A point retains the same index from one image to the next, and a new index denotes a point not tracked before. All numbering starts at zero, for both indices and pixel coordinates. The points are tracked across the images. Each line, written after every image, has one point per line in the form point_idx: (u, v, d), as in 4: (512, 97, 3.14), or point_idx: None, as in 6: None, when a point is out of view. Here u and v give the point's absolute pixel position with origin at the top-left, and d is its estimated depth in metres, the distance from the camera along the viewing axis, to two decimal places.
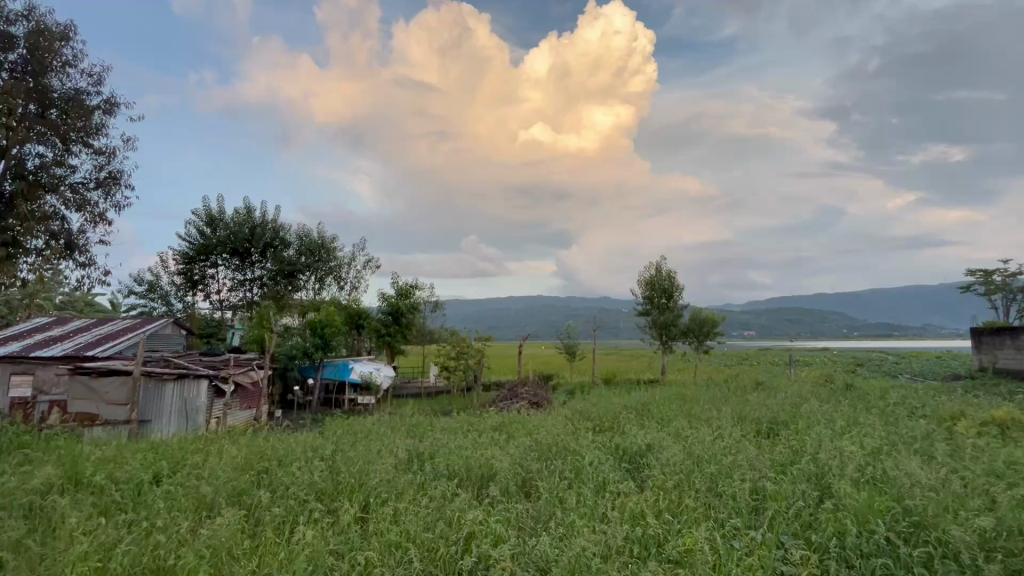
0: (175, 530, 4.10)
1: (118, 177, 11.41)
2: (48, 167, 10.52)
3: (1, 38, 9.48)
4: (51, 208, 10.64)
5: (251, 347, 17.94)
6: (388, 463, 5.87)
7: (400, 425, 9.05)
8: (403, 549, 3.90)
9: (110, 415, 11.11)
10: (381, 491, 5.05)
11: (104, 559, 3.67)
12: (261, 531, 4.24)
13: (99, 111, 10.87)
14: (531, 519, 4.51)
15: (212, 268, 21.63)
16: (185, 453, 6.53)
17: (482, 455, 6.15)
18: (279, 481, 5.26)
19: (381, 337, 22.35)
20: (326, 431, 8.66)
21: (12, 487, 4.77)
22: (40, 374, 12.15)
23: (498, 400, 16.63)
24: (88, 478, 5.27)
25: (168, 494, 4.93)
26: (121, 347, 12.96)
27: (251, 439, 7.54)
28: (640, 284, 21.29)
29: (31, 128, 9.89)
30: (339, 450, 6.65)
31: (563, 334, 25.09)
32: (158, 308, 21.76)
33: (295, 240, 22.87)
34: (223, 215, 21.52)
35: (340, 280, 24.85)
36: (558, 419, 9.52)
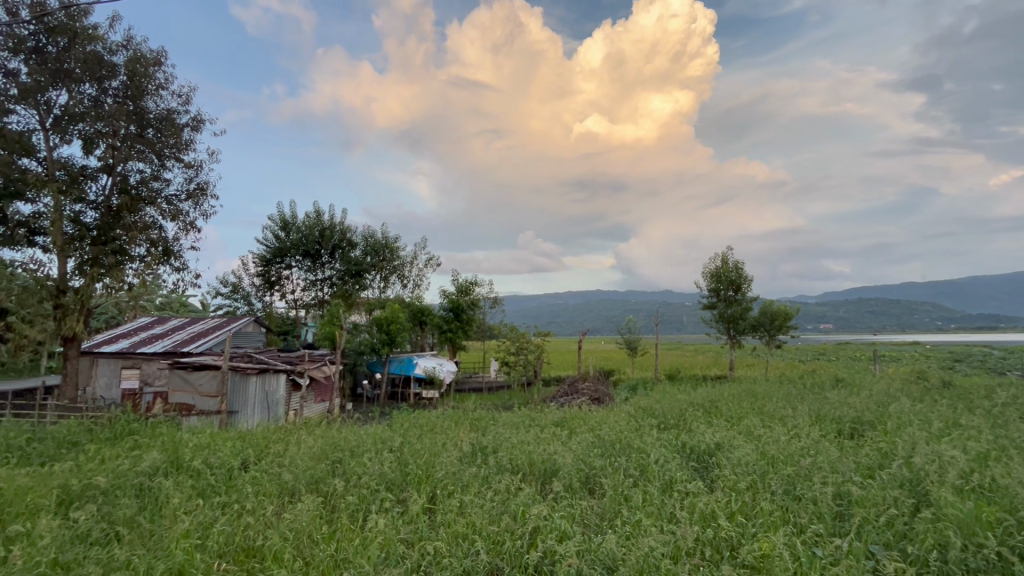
0: (262, 514, 4.42)
1: (205, 187, 12.41)
2: (147, 181, 11.59)
3: (106, 67, 10.56)
4: (150, 219, 11.74)
5: (323, 344, 18.99)
6: (453, 456, 6.03)
7: (463, 419, 9.23)
8: (470, 541, 3.97)
9: (203, 405, 12.18)
10: (448, 483, 5.18)
11: (202, 536, 4.02)
12: (337, 518, 4.48)
13: (187, 127, 11.85)
14: (596, 516, 4.47)
15: (286, 269, 23.05)
16: (268, 442, 7.02)
17: (546, 450, 6.16)
18: (351, 470, 5.55)
19: (442, 333, 22.91)
20: (395, 423, 9.03)
21: (125, 470, 5.34)
22: (145, 368, 13.52)
23: (559, 395, 16.57)
24: (186, 463, 5.80)
25: (254, 480, 5.33)
26: (211, 343, 14.19)
27: (325, 431, 7.95)
28: (705, 277, 20.43)
29: (132, 146, 10.95)
30: (407, 443, 6.90)
31: (623, 328, 24.56)
32: (241, 308, 23.51)
33: (361, 240, 23.91)
34: (296, 219, 22.88)
35: (403, 278, 25.71)
36: (621, 415, 9.34)
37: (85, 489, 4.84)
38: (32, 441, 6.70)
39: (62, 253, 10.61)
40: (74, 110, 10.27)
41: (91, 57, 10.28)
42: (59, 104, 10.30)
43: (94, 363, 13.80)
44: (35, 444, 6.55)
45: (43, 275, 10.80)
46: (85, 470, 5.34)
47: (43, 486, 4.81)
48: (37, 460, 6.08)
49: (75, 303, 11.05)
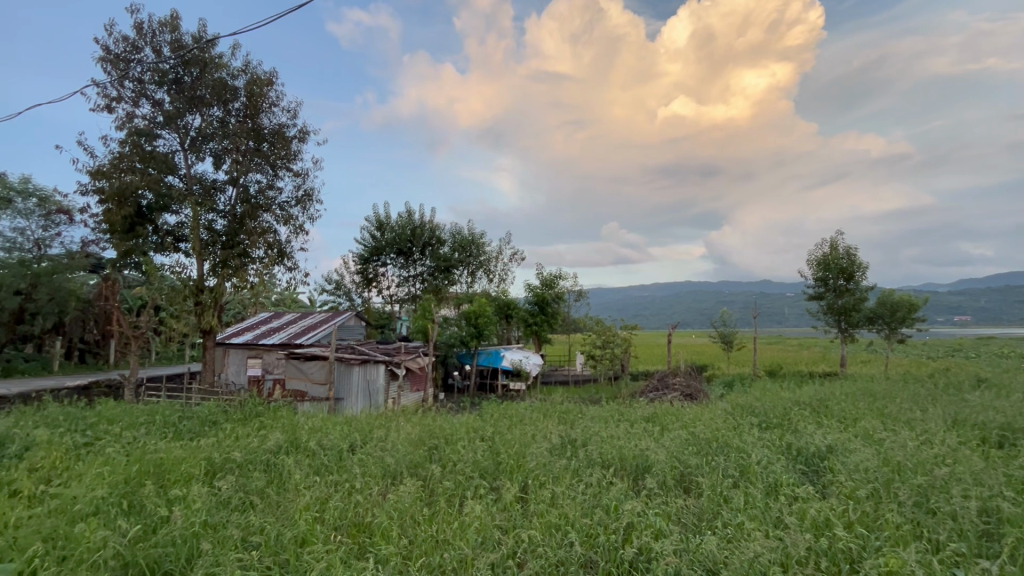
0: (369, 493, 4.78)
1: (311, 193, 13.58)
2: (264, 190, 12.90)
3: (229, 91, 11.88)
4: (267, 224, 13.06)
5: (416, 337, 20.01)
6: (544, 447, 6.11)
7: (551, 411, 9.29)
8: (563, 532, 4.01)
9: (314, 392, 13.41)
10: (539, 473, 5.26)
11: (320, 510, 4.43)
12: (436, 501, 4.73)
13: (295, 139, 13.01)
14: (693, 516, 4.30)
15: (382, 266, 24.54)
16: (371, 427, 7.57)
17: (637, 446, 6.02)
18: (447, 457, 5.83)
19: (528, 326, 23.16)
20: (485, 413, 9.33)
21: (254, 447, 6.04)
22: (266, 357, 15.17)
23: (648, 390, 16.08)
24: (303, 443, 6.43)
25: (361, 461, 5.79)
26: (319, 336, 15.59)
27: (421, 419, 8.40)
28: (811, 265, 18.69)
29: (252, 160, 12.27)
30: (498, 433, 7.09)
31: (717, 321, 23.25)
32: (343, 303, 25.45)
33: (449, 237, 24.84)
34: (390, 219, 24.29)
35: (489, 273, 26.31)
36: (718, 412, 8.85)
37: (225, 462, 5.56)
38: (182, 419, 7.80)
39: (200, 256, 12.20)
40: (206, 131, 11.76)
41: (217, 83, 11.64)
42: (194, 127, 11.79)
43: (227, 353, 15.74)
44: (185, 421, 7.62)
45: (186, 276, 12.50)
46: (223, 446, 6.11)
47: (193, 457, 5.59)
48: (187, 435, 7.07)
49: (211, 301, 12.68)
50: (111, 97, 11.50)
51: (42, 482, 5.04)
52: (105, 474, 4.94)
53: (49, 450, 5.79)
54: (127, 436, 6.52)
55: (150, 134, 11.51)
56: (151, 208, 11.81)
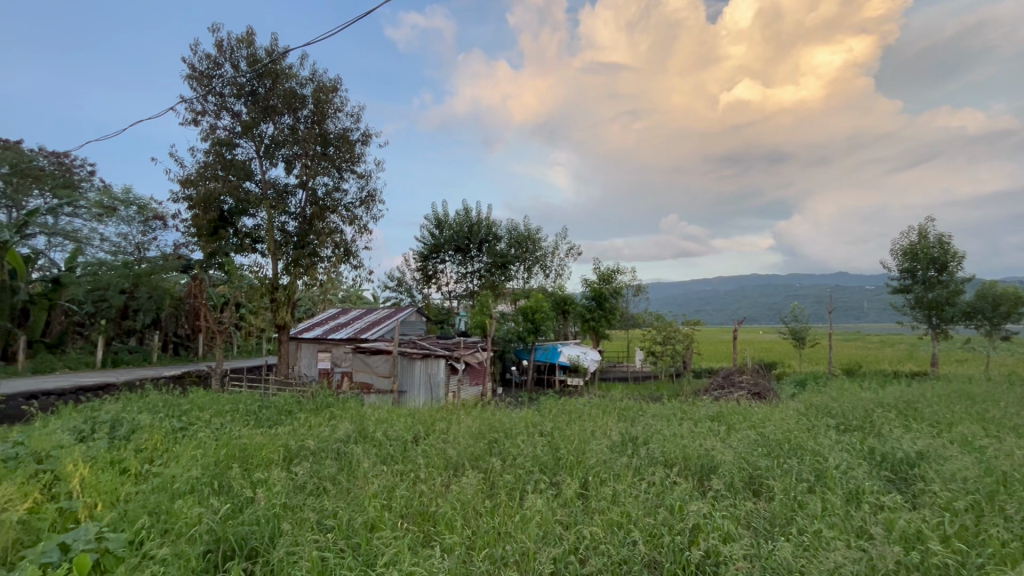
0: (433, 483, 4.93)
1: (374, 194, 14.12)
2: (331, 193, 13.54)
3: (298, 99, 12.56)
4: (334, 225, 13.71)
5: (474, 332, 20.35)
6: (604, 444, 6.03)
7: (610, 408, 9.15)
8: (625, 530, 3.94)
9: (379, 384, 14.02)
10: (600, 470, 5.21)
11: (387, 497, 4.62)
12: (497, 493, 4.79)
13: (359, 143, 13.56)
14: (764, 520, 4.09)
15: (441, 263, 25.11)
16: (433, 419, 7.79)
17: (703, 446, 5.81)
18: (507, 451, 5.89)
19: (586, 321, 22.91)
20: (543, 409, 9.36)
21: (326, 436, 6.39)
22: (335, 351, 16.00)
23: (712, 388, 15.48)
24: (371, 433, 6.73)
25: (424, 452, 5.97)
26: (383, 331, 16.26)
27: (481, 412, 8.56)
28: (896, 255, 17.21)
29: (320, 164, 12.92)
30: (557, 428, 7.09)
31: (788, 316, 21.95)
32: (405, 299, 26.34)
33: (505, 234, 25.02)
34: (448, 217, 24.80)
35: (545, 268, 26.26)
36: (790, 412, 8.36)
37: (300, 449, 5.93)
38: (262, 408, 8.38)
39: (275, 256, 13.05)
40: (279, 138, 12.52)
41: (288, 93, 12.36)
42: (268, 135, 12.58)
43: (299, 347, 16.75)
44: (264, 410, 8.19)
45: (263, 275, 13.40)
46: (299, 434, 6.52)
47: (272, 443, 6.00)
48: (266, 423, 7.61)
49: (285, 298, 13.53)
50: (196, 111, 12.49)
51: (147, 461, 5.61)
52: (198, 457, 5.42)
53: (151, 433, 6.43)
54: (215, 423, 7.11)
55: (230, 143, 12.41)
56: (232, 213, 12.76)
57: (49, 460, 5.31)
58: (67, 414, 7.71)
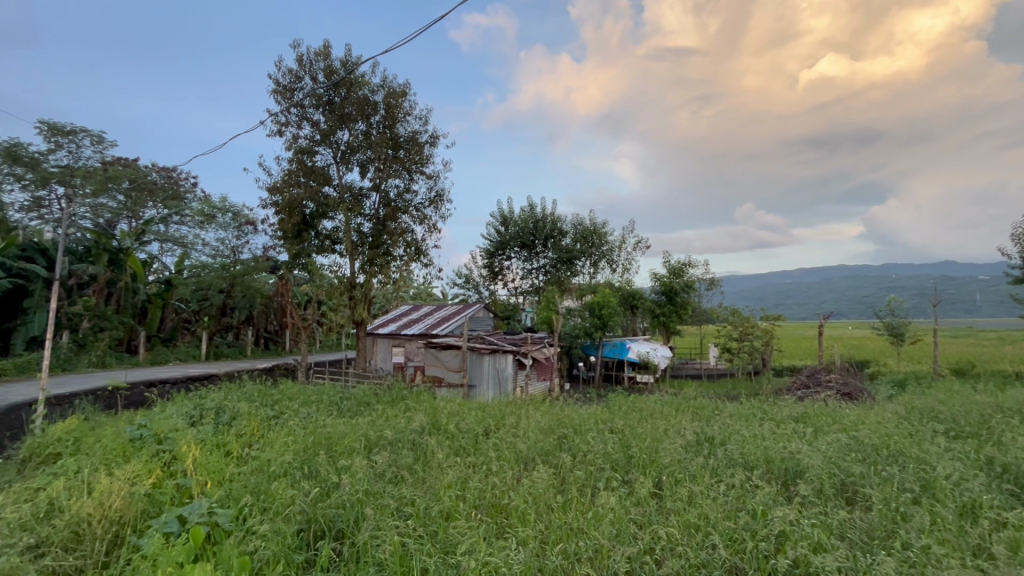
0: (505, 476, 5.01)
1: (443, 194, 14.53)
2: (402, 194, 14.09)
3: (370, 106, 13.16)
4: (406, 225, 14.26)
5: (541, 328, 20.40)
6: (677, 443, 5.83)
7: (684, 406, 8.81)
8: (704, 533, 3.79)
9: (450, 378, 14.45)
10: (674, 470, 5.05)
11: (461, 488, 4.75)
12: (568, 488, 4.78)
13: (427, 144, 13.99)
14: (861, 532, 3.78)
15: (507, 259, 25.37)
16: (503, 414, 7.91)
17: (787, 448, 5.46)
18: (577, 447, 5.87)
19: (655, 317, 22.23)
20: (613, 405, 9.20)
21: (402, 427, 6.68)
22: (408, 346, 16.68)
23: (795, 388, 14.49)
24: (443, 426, 6.95)
25: (495, 445, 6.08)
26: (452, 327, 16.72)
27: (550, 407, 8.57)
28: (1016, 241, 15.22)
29: (391, 167, 13.49)
30: (628, 425, 6.95)
31: (882, 310, 20.08)
32: (472, 296, 26.87)
33: (571, 229, 24.83)
34: (513, 214, 24.99)
35: (612, 263, 25.75)
36: (888, 415, 7.65)
37: (379, 438, 6.25)
38: (343, 399, 8.91)
39: (352, 256, 13.80)
40: (354, 144, 13.19)
41: (361, 100, 13.00)
42: (344, 141, 13.30)
43: (375, 342, 17.63)
44: (345, 401, 8.70)
45: (342, 275, 14.22)
46: (377, 424, 6.86)
47: (354, 433, 6.37)
48: (348, 413, 8.08)
49: (361, 296, 14.27)
50: (281, 123, 13.45)
51: (246, 445, 6.17)
52: (289, 443, 5.86)
53: (249, 420, 7.05)
54: (303, 412, 7.66)
55: (310, 151, 13.24)
56: (313, 216, 13.65)
57: (167, 442, 5.98)
58: (179, 401, 8.61)
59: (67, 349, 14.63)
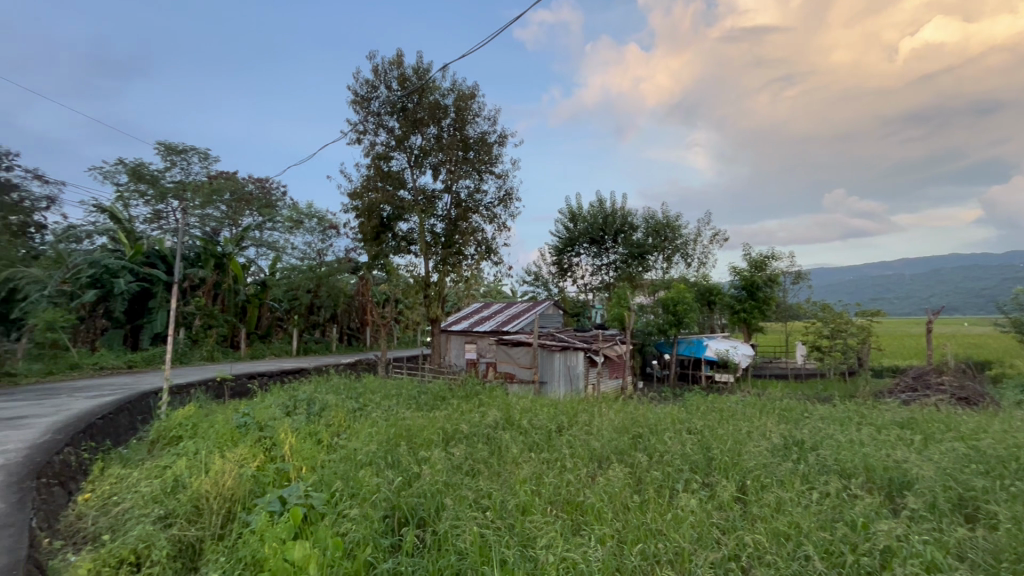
0: (579, 473, 4.98)
1: (512, 192, 14.69)
2: (473, 194, 14.40)
3: (441, 109, 13.57)
4: (476, 224, 14.55)
5: (612, 325, 20.03)
6: (763, 446, 5.51)
7: (770, 408, 8.29)
8: (795, 543, 3.56)
9: (521, 375, 14.58)
10: (760, 474, 4.77)
11: (536, 483, 4.78)
12: (645, 488, 4.67)
13: (496, 144, 14.21)
14: (985, 553, 3.36)
15: (576, 256, 25.14)
16: (575, 411, 7.88)
17: (891, 456, 4.97)
18: (654, 447, 5.71)
19: (734, 313, 21.08)
20: (691, 405, 8.86)
21: (477, 421, 6.85)
22: (480, 343, 17.06)
23: (899, 391, 13.14)
24: (517, 421, 7.05)
25: (569, 442, 6.08)
26: (522, 324, 16.88)
27: (623, 406, 8.42)
28: None
29: (462, 168, 13.86)
30: (708, 426, 6.66)
31: (1007, 304, 17.66)
32: (542, 293, 26.91)
33: (642, 223, 24.13)
34: (582, 209, 24.69)
35: (687, 257, 24.70)
36: (1017, 424, 6.73)
37: (456, 432, 6.46)
38: (420, 393, 9.29)
39: (426, 256, 14.33)
40: (426, 147, 13.67)
41: (433, 105, 13.44)
42: (417, 145, 13.81)
43: (449, 339, 18.21)
44: (423, 395, 9.07)
45: (417, 274, 14.80)
46: (453, 418, 7.09)
47: (432, 426, 6.63)
48: (426, 406, 8.43)
49: (436, 294, 14.79)
50: (360, 131, 14.22)
51: (335, 434, 6.64)
52: (373, 434, 6.22)
53: (336, 411, 7.56)
54: (384, 404, 8.10)
55: (386, 157, 13.88)
56: (390, 219, 14.30)
57: (268, 429, 6.58)
58: (276, 393, 9.40)
59: (183, 344, 16.45)
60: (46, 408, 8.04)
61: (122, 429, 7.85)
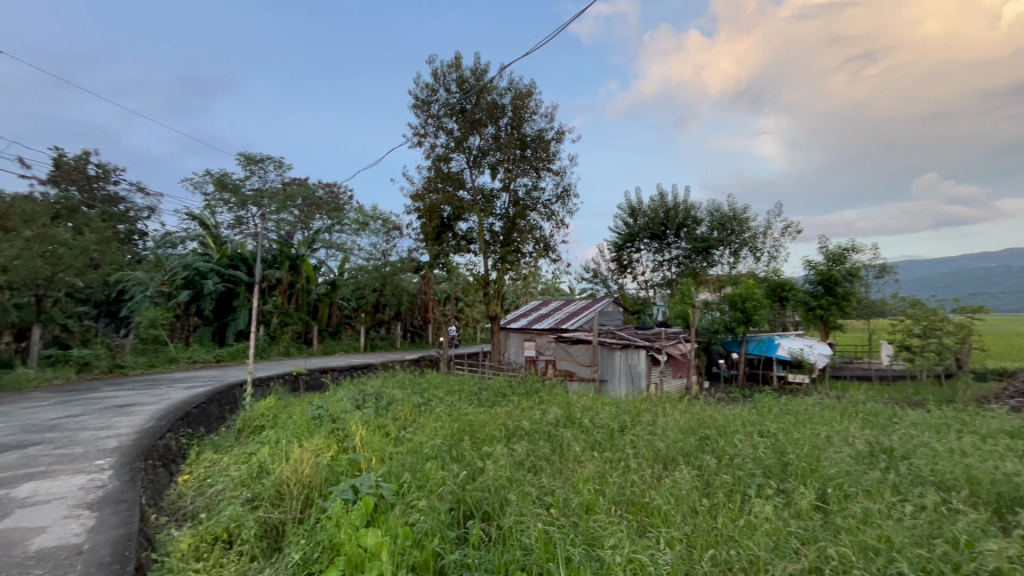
0: (644, 474, 4.88)
1: (569, 189, 14.57)
2: (531, 192, 14.43)
3: (499, 109, 13.68)
4: (534, 222, 14.57)
5: (675, 322, 19.41)
6: (845, 453, 5.13)
7: (853, 412, 7.71)
8: (886, 558, 3.29)
9: (581, 373, 14.46)
10: (843, 483, 4.45)
11: (600, 483, 4.72)
12: (714, 492, 4.48)
13: (553, 141, 14.14)
14: None
15: (636, 252, 24.53)
16: (638, 410, 7.72)
17: (1000, 468, 4.47)
18: (722, 449, 5.48)
19: (810, 310, 19.78)
20: (763, 407, 8.42)
21: (538, 418, 6.88)
22: (539, 340, 17.07)
23: (1007, 396, 11.81)
24: (578, 419, 6.99)
25: (633, 442, 5.96)
26: (581, 322, 16.71)
27: (688, 406, 8.14)
28: None
29: (520, 167, 13.93)
30: (782, 429, 6.29)
31: None
32: (600, 290, 26.50)
33: (706, 216, 23.14)
34: (642, 204, 24.04)
35: (756, 251, 23.42)
36: None
37: (518, 428, 6.52)
38: (482, 390, 9.46)
39: (485, 254, 14.53)
40: (485, 147, 13.84)
41: (491, 105, 13.58)
42: (476, 146, 14.01)
43: (508, 336, 18.38)
44: (484, 392, 9.22)
45: (477, 273, 15.06)
46: (514, 415, 7.15)
47: (494, 422, 6.71)
48: (487, 402, 8.58)
49: (495, 291, 14.95)
50: (421, 135, 14.62)
51: (402, 427, 6.91)
52: (438, 428, 6.40)
53: (402, 405, 7.86)
54: (447, 400, 8.32)
55: (446, 158, 14.19)
56: (451, 219, 14.62)
57: (340, 421, 6.95)
58: (347, 387, 9.90)
59: (263, 340, 17.73)
60: (150, 397, 8.94)
61: (213, 417, 8.59)
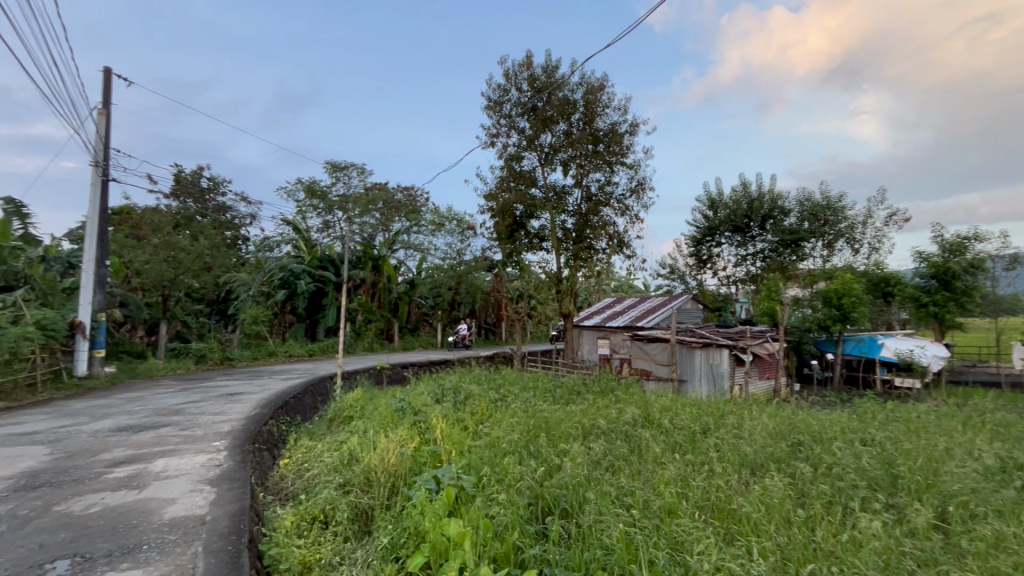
0: (730, 480, 4.63)
1: (644, 183, 14.15)
2: (604, 187, 14.18)
3: (570, 105, 13.57)
4: (608, 217, 14.32)
5: (761, 321, 18.21)
6: (969, 468, 4.55)
7: (980, 422, 6.80)
8: None
9: (658, 372, 13.99)
10: (969, 501, 3.94)
11: (682, 486, 4.55)
12: (810, 503, 4.15)
13: (626, 134, 13.80)
14: None
15: (716, 246, 23.31)
16: (722, 412, 7.33)
17: None
18: (819, 457, 5.06)
19: (921, 307, 17.73)
20: (866, 413, 7.67)
21: (615, 418, 6.75)
22: (613, 338, 16.70)
23: None
24: (656, 420, 6.79)
25: (716, 445, 5.67)
26: (658, 320, 16.17)
27: (778, 410, 7.61)
28: None
29: (592, 162, 13.75)
30: (889, 438, 5.70)
31: None
32: (678, 287, 25.47)
33: (795, 206, 21.45)
34: (722, 195, 22.78)
35: (854, 242, 21.37)
36: None
37: (593, 428, 6.43)
38: (557, 387, 9.45)
39: (558, 251, 14.50)
40: (556, 144, 13.79)
41: (562, 101, 13.50)
42: (547, 144, 14.00)
43: (582, 334, 18.22)
44: (559, 389, 9.19)
45: (549, 270, 15.07)
46: (590, 413, 7.08)
47: (570, 420, 6.67)
48: (562, 400, 8.55)
49: (568, 288, 14.87)
50: (493, 135, 14.85)
51: (479, 421, 7.08)
52: (514, 424, 6.49)
53: (479, 401, 8.05)
54: (522, 397, 8.40)
55: (518, 157, 14.29)
56: (524, 217, 14.74)
57: (421, 414, 7.26)
58: (426, 382, 10.29)
59: (350, 336, 19.11)
60: (255, 387, 9.87)
61: (308, 408, 9.31)
